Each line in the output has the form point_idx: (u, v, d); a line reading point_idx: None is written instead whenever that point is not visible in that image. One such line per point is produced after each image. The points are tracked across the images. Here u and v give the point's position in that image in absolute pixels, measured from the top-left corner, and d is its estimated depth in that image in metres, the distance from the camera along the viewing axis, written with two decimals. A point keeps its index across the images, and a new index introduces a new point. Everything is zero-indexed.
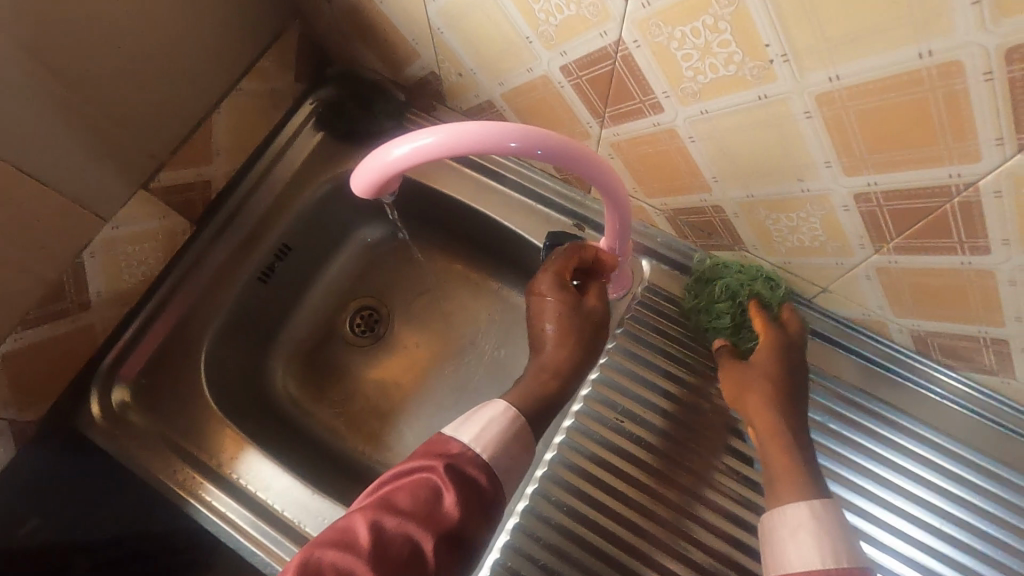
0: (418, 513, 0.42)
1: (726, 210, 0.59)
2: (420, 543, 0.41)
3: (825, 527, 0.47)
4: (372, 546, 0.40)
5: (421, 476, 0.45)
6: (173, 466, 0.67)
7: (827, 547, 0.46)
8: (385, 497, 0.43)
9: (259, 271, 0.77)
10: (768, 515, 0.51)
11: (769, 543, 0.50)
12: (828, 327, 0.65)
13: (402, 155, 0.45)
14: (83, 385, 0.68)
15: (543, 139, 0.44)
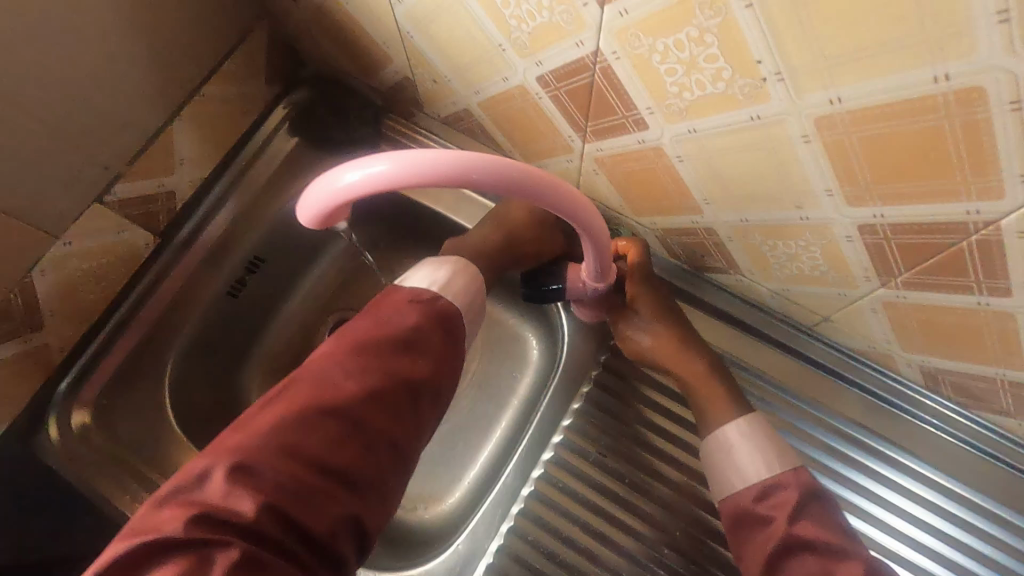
0: (394, 349, 0.51)
1: (719, 232, 0.54)
2: (396, 371, 0.50)
3: (758, 439, 0.54)
4: (353, 384, 0.48)
5: (395, 324, 0.52)
6: (131, 494, 0.64)
7: (762, 459, 0.53)
8: (362, 345, 0.51)
9: (229, 285, 0.74)
10: (705, 441, 0.56)
11: (710, 462, 0.55)
12: (827, 356, 0.61)
13: (354, 181, 0.41)
14: (41, 408, 0.65)
15: (510, 171, 0.40)
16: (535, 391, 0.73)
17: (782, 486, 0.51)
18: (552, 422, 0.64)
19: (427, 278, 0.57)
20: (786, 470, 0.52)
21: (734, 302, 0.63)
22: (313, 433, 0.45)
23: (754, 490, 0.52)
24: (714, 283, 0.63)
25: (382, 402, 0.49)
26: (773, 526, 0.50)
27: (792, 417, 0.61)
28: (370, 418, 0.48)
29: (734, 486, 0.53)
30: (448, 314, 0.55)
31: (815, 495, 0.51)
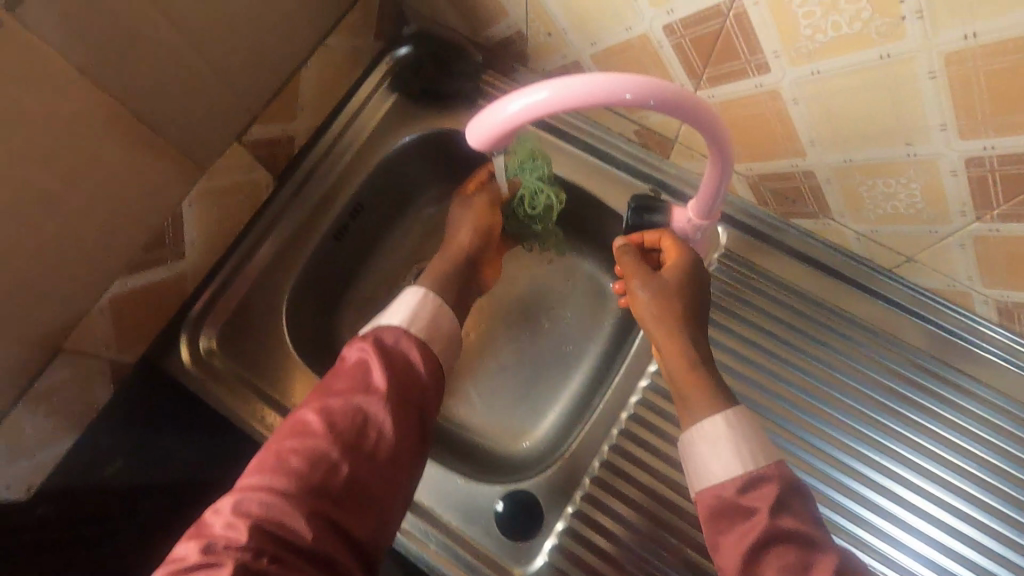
0: (319, 394, 0.57)
1: (818, 175, 0.58)
2: (369, 416, 0.55)
3: (739, 429, 0.53)
4: (327, 428, 0.54)
5: (353, 370, 0.58)
6: (259, 409, 0.70)
7: (745, 453, 0.52)
8: (348, 388, 0.57)
9: (335, 229, 0.78)
10: (684, 435, 0.55)
11: (689, 457, 0.55)
12: (904, 297, 0.66)
13: (516, 112, 0.46)
14: (173, 333, 0.72)
15: (654, 89, 0.44)
16: (617, 334, 0.81)
17: (761, 482, 0.50)
18: (644, 355, 0.72)
19: (400, 314, 0.63)
20: (764, 465, 0.52)
21: (817, 247, 0.68)
22: (299, 464, 0.52)
23: (736, 485, 0.51)
24: (801, 231, 0.68)
25: (365, 444, 0.54)
26: (753, 521, 0.48)
27: (873, 352, 0.66)
28: (370, 443, 0.55)
29: (715, 477, 0.52)
30: (405, 346, 0.61)
31: (791, 487, 0.50)
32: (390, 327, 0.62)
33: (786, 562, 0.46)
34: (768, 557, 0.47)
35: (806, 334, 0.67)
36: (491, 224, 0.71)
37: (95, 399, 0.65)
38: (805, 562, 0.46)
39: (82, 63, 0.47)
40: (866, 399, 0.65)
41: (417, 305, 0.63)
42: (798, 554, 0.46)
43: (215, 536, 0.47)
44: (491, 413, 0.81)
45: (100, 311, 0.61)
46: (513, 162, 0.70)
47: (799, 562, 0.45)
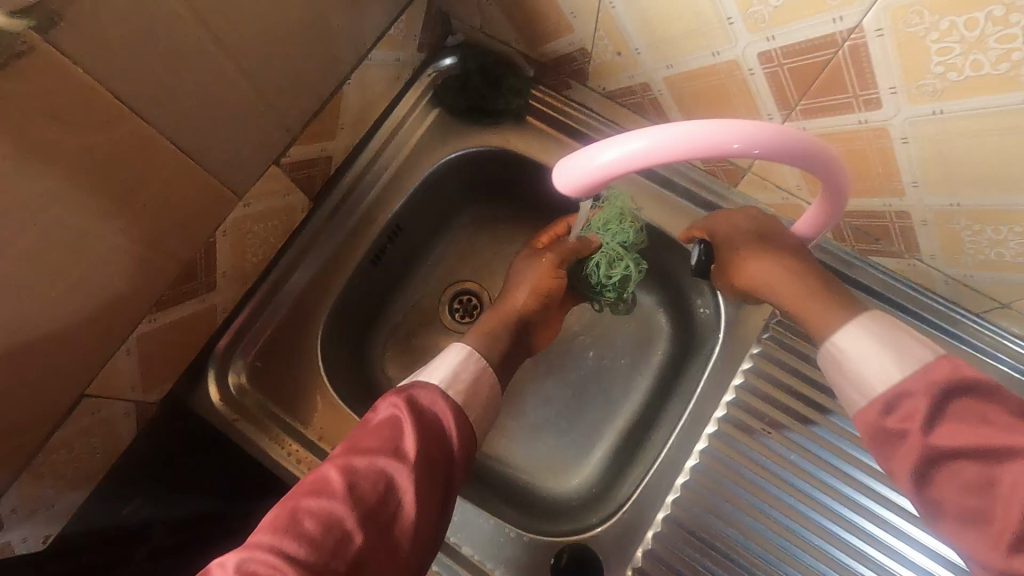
0: (342, 451, 0.50)
1: (913, 216, 0.54)
2: (393, 485, 0.48)
3: (875, 339, 0.49)
4: (346, 490, 0.47)
5: (383, 431, 0.51)
6: (292, 448, 0.66)
7: (889, 360, 0.47)
8: (377, 447, 0.50)
9: (372, 254, 0.73)
10: (820, 357, 0.53)
11: (831, 380, 0.52)
12: (988, 340, 0.61)
13: (611, 163, 0.41)
14: (200, 366, 0.67)
15: (769, 133, 0.39)
16: (668, 365, 0.75)
17: (910, 391, 0.45)
18: (713, 398, 0.66)
19: (444, 375, 0.57)
20: (914, 371, 0.46)
21: (898, 286, 0.63)
22: (311, 527, 0.44)
23: (884, 399, 0.46)
24: (879, 268, 0.63)
25: (384, 514, 0.47)
26: (907, 441, 0.44)
27: None
28: (392, 517, 0.47)
29: (858, 403, 0.49)
30: (441, 411, 0.54)
31: (958, 387, 0.43)
32: (427, 386, 0.56)
33: (963, 482, 0.41)
34: (940, 478, 0.42)
35: None
36: (553, 288, 0.65)
37: (116, 442, 0.60)
38: (990, 478, 0.40)
39: (120, 89, 0.41)
40: None
41: (459, 364, 0.58)
42: (979, 469, 0.40)
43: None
44: (533, 451, 0.75)
45: (126, 351, 0.55)
46: (598, 218, 0.65)
47: (981, 477, 0.40)
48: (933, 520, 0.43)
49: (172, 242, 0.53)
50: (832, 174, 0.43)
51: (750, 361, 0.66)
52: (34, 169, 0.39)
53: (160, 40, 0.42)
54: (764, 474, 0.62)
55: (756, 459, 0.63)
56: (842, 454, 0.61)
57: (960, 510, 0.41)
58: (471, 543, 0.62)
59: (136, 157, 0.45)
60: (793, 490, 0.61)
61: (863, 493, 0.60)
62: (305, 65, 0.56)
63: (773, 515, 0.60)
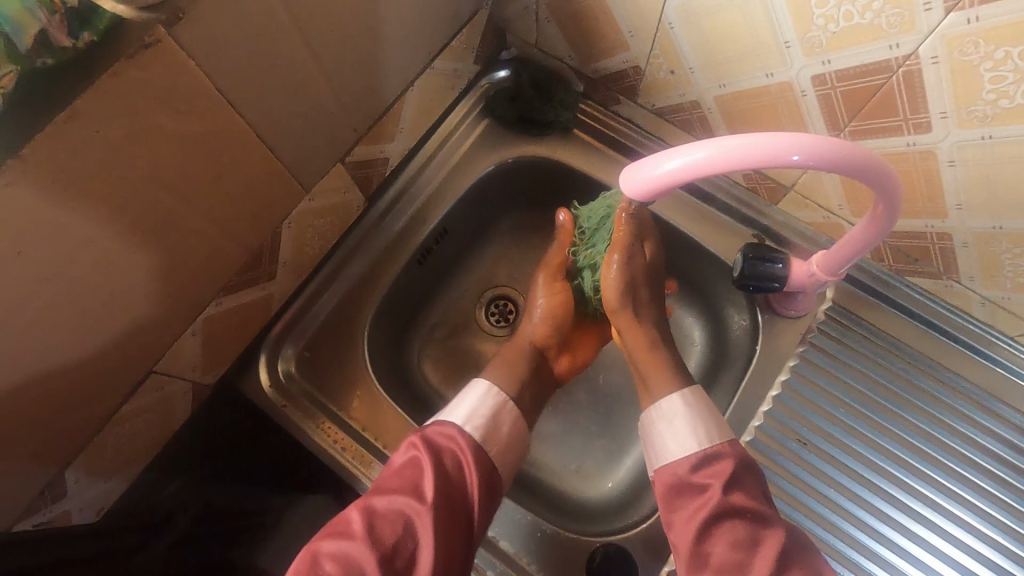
0: (365, 494, 0.52)
1: (954, 238, 0.56)
2: (412, 526, 0.50)
3: (691, 409, 0.59)
4: (366, 532, 0.49)
5: (401, 472, 0.53)
6: (337, 438, 0.68)
7: (702, 430, 0.57)
8: (394, 489, 0.52)
9: (419, 254, 0.76)
10: (646, 412, 0.62)
11: (649, 433, 0.60)
12: (1018, 361, 0.63)
13: (673, 170, 0.43)
14: (252, 353, 0.69)
15: (819, 146, 0.41)
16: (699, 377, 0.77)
17: (717, 454, 0.56)
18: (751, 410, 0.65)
19: (465, 413, 0.59)
20: (723, 439, 0.57)
21: (933, 307, 0.65)
22: (330, 570, 0.46)
23: (691, 461, 0.56)
24: (916, 289, 0.65)
25: (399, 556, 0.48)
26: (708, 493, 0.53)
27: (983, 417, 0.62)
28: (410, 558, 0.49)
29: (673, 455, 0.57)
30: (461, 451, 0.56)
31: (741, 461, 0.55)
32: (447, 424, 0.58)
33: (733, 538, 0.50)
34: (719, 532, 0.51)
35: (916, 394, 0.64)
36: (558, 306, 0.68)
37: (171, 421, 0.62)
38: (753, 536, 0.50)
39: (221, 81, 0.44)
40: (983, 468, 0.60)
41: (479, 404, 0.60)
42: (747, 530, 0.50)
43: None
44: (566, 453, 0.76)
45: (192, 332, 0.57)
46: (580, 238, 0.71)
47: (745, 535, 0.50)
48: (695, 569, 0.51)
49: (245, 228, 0.55)
50: (889, 189, 0.43)
51: (788, 372, 0.66)
52: (142, 151, 0.42)
53: (262, 37, 0.45)
54: (802, 487, 0.61)
55: (787, 470, 0.62)
56: (878, 470, 0.61)
57: (688, 548, 0.51)
58: (508, 537, 0.63)
59: (228, 148, 0.48)
60: (829, 503, 0.60)
61: (899, 510, 0.60)
62: (378, 70, 0.60)
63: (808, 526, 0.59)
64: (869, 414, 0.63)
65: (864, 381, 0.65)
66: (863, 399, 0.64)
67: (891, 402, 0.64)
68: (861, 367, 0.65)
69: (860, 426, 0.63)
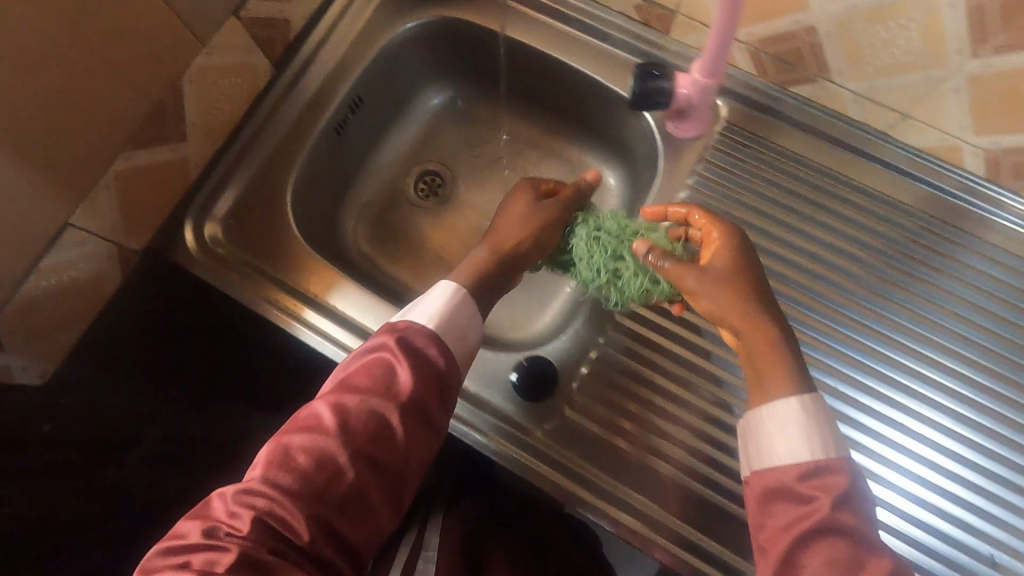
0: (334, 388, 0.50)
1: (820, 29, 0.60)
2: (384, 423, 0.49)
3: (808, 414, 0.48)
4: (338, 427, 0.48)
5: (367, 366, 0.51)
6: (272, 294, 0.69)
7: (816, 439, 0.47)
8: (362, 388, 0.50)
9: (335, 122, 0.77)
10: (752, 411, 0.51)
11: (751, 433, 0.50)
12: (899, 159, 0.69)
13: None
14: (174, 222, 0.69)
15: None
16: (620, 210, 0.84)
17: (832, 468, 0.46)
18: None
19: (426, 313, 0.55)
20: (842, 456, 0.47)
21: (817, 114, 0.70)
22: (304, 463, 0.46)
23: (800, 469, 0.47)
24: (800, 98, 0.70)
25: (368, 451, 0.48)
26: (814, 504, 0.44)
27: (867, 209, 0.69)
28: (380, 448, 0.48)
29: (775, 461, 0.48)
30: (433, 353, 0.53)
31: (858, 480, 0.46)
32: (418, 327, 0.54)
33: (828, 557, 0.42)
34: (811, 547, 0.43)
35: (804, 196, 0.70)
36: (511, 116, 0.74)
37: (99, 282, 0.63)
38: (857, 558, 0.42)
39: None
40: (903, 288, 0.67)
41: (460, 316, 0.56)
42: (850, 551, 0.42)
43: (191, 541, 0.43)
44: (501, 299, 0.82)
45: (105, 186, 0.60)
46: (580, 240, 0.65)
47: (848, 558, 0.42)
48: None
49: (135, 78, 0.58)
50: None
51: (688, 189, 0.71)
52: None
53: None
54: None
55: None
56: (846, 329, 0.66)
57: (779, 553, 0.43)
58: None
59: None
60: None
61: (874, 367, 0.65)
62: None
63: None
64: (766, 218, 0.69)
65: (776, 202, 0.70)
66: (768, 211, 0.70)
67: (843, 260, 0.67)
68: (790, 207, 0.69)
69: (821, 284, 0.67)
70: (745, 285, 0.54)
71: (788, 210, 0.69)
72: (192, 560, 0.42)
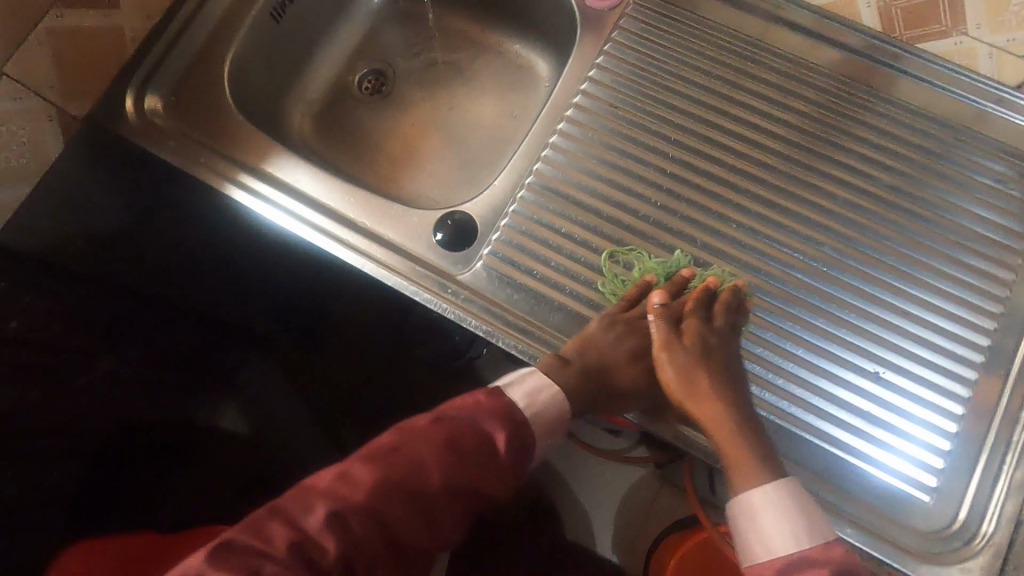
0: (448, 441, 0.48)
1: None
2: (460, 514, 0.49)
3: (790, 502, 0.49)
4: (424, 492, 0.47)
5: (470, 444, 0.49)
6: (211, 162, 0.72)
7: (790, 526, 0.48)
8: (457, 455, 0.48)
9: (273, 7, 0.80)
10: (729, 507, 0.51)
11: (739, 529, 0.50)
12: (806, 21, 0.74)
13: None
14: (114, 94, 0.72)
15: None
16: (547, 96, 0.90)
17: (813, 559, 0.46)
18: (572, 87, 0.75)
19: (530, 396, 0.53)
20: (820, 544, 0.47)
21: None
22: (381, 528, 0.46)
23: (778, 565, 0.47)
24: None
25: (436, 518, 0.48)
26: None
27: (774, 71, 0.73)
28: (447, 517, 0.49)
29: (758, 556, 0.48)
30: (528, 444, 0.51)
31: (849, 567, 0.45)
32: (519, 414, 0.51)
33: None
34: None
35: (711, 57, 0.75)
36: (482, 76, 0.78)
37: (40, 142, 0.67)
38: None
39: None
40: (861, 198, 0.68)
41: (539, 381, 0.54)
42: None
43: (270, 547, 0.43)
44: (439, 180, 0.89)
45: (37, 40, 0.68)
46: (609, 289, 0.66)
47: None
48: None
49: None
50: None
51: (603, 56, 0.76)
52: None
53: None
54: (749, 260, 0.67)
55: (610, 133, 0.73)
56: (834, 238, 0.67)
57: None
58: (365, 216, 0.71)
59: None
60: (755, 265, 0.67)
61: (876, 286, 0.65)
62: None
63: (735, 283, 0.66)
64: (677, 79, 0.74)
65: (689, 64, 0.75)
66: (680, 72, 0.75)
67: (807, 176, 0.69)
68: (756, 110, 0.72)
69: (787, 202, 0.69)
70: (714, 375, 0.57)
71: (699, 74, 0.74)
72: (270, 562, 0.42)
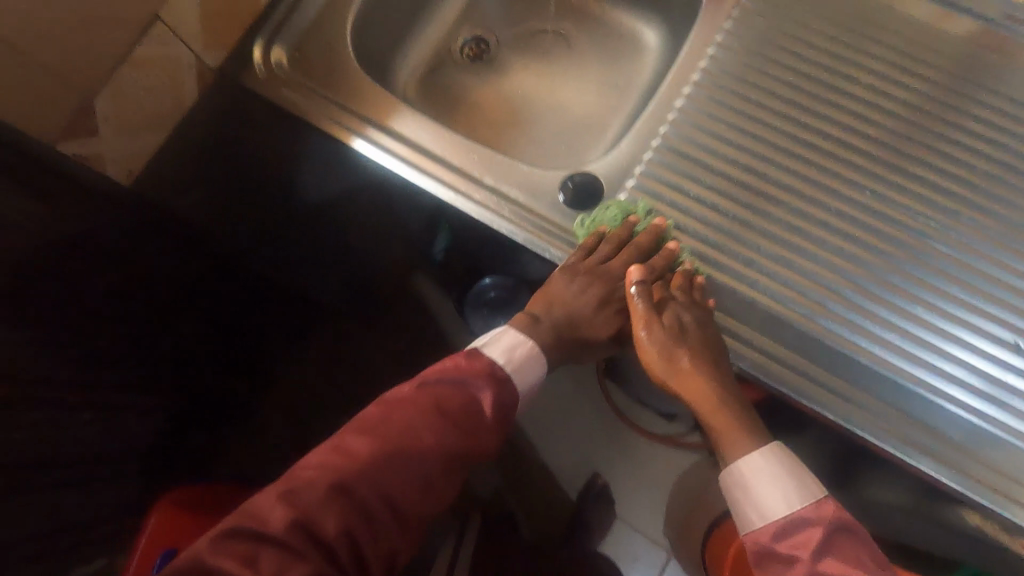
0: (428, 402, 0.52)
1: None
2: (456, 471, 0.52)
3: (778, 471, 0.55)
4: (418, 449, 0.50)
5: (451, 397, 0.53)
6: (334, 113, 0.73)
7: (781, 493, 0.54)
8: (433, 410, 0.52)
9: None
10: (722, 479, 0.58)
11: (734, 499, 0.56)
12: None
13: None
14: (243, 50, 0.74)
15: None
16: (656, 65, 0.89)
17: (811, 523, 0.51)
18: (699, 52, 0.75)
19: (504, 352, 0.59)
20: (810, 505, 0.52)
21: None
22: (379, 495, 0.48)
23: (779, 533, 0.52)
24: None
25: (440, 482, 0.51)
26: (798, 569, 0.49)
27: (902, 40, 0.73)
28: (438, 485, 0.51)
29: (753, 522, 0.54)
30: (508, 397, 0.56)
31: (841, 527, 0.50)
32: (496, 367, 0.57)
33: None
34: None
35: (840, 24, 0.75)
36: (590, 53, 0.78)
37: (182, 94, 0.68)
38: None
39: None
40: (989, 164, 0.68)
41: (513, 339, 0.61)
42: None
43: (272, 533, 0.43)
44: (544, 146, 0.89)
45: None
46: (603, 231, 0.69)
47: None
48: None
49: None
50: None
51: (731, 21, 0.76)
52: None
53: None
54: (875, 223, 0.66)
55: (738, 96, 0.73)
56: (970, 207, 0.66)
57: None
58: (491, 175, 0.71)
59: None
60: (876, 225, 0.66)
61: (998, 249, 0.65)
62: None
63: (857, 242, 0.66)
64: (806, 45, 0.74)
65: (817, 30, 0.75)
66: (808, 38, 0.75)
67: (933, 141, 0.69)
68: (886, 77, 0.72)
69: (913, 166, 0.68)
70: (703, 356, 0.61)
71: (828, 41, 0.74)
72: (284, 552, 0.43)
